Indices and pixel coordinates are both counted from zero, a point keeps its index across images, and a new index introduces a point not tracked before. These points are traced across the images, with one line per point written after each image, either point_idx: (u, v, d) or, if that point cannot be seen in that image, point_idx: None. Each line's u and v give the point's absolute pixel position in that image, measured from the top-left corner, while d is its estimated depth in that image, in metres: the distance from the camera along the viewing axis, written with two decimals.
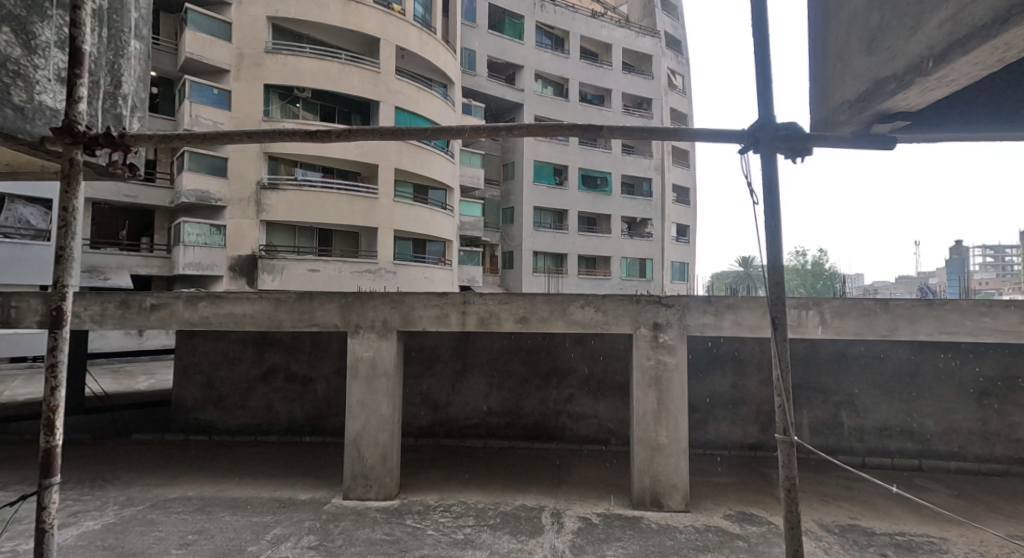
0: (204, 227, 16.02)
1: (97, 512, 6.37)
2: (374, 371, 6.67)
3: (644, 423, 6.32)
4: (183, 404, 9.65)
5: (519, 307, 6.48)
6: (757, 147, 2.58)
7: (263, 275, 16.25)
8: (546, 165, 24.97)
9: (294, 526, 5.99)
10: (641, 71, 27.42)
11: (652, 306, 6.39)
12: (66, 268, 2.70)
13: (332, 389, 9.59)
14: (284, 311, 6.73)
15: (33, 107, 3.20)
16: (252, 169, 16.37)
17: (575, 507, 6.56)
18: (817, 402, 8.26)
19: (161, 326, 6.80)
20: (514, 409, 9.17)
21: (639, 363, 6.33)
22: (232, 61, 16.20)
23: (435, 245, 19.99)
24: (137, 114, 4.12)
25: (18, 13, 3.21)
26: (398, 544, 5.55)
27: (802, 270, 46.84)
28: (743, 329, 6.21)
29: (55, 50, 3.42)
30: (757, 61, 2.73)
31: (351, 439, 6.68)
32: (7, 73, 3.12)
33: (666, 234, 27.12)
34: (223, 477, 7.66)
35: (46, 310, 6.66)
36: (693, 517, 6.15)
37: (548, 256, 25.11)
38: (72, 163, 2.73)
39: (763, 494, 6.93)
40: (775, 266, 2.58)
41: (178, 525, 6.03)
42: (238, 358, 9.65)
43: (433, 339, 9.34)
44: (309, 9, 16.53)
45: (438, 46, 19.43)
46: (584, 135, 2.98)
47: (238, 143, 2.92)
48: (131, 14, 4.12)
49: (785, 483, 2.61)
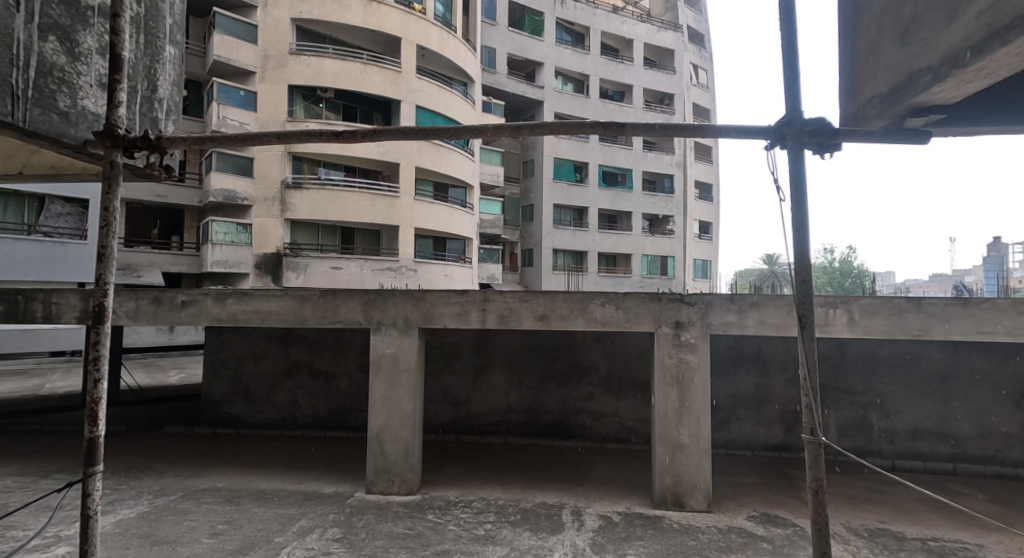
0: (231, 226, 16.39)
1: (133, 501, 6.61)
2: (396, 367, 6.77)
3: (666, 422, 6.29)
4: (212, 398, 9.94)
5: (540, 305, 6.51)
6: (783, 143, 2.54)
7: (288, 273, 16.64)
8: (565, 163, 24.89)
9: (319, 519, 6.14)
10: (662, 66, 27.13)
11: (674, 304, 6.36)
12: (106, 266, 2.80)
13: (355, 384, 9.76)
14: (307, 308, 6.87)
15: (76, 112, 3.33)
16: (276, 169, 16.71)
17: (596, 505, 6.57)
18: (845, 403, 8.12)
19: (191, 322, 7.01)
20: (534, 406, 9.21)
21: (661, 361, 6.31)
22: (258, 63, 16.54)
23: (455, 243, 20.11)
24: (172, 117, 4.26)
25: (63, 23, 3.34)
26: (420, 539, 5.64)
27: (829, 268, 45.90)
28: (767, 328, 6.14)
29: (97, 57, 3.52)
30: (785, 52, 2.66)
31: (374, 434, 6.79)
32: (52, 79, 3.24)
33: (688, 231, 26.80)
34: (251, 470, 7.85)
35: (85, 306, 6.92)
36: (715, 517, 6.12)
37: (568, 254, 25.05)
38: (113, 166, 2.82)
39: (787, 495, 6.84)
40: (803, 263, 2.52)
41: (209, 515, 6.23)
42: (264, 353, 9.88)
43: (453, 336, 9.45)
44: (331, 10, 16.76)
45: (458, 45, 19.51)
46: (607, 133, 2.97)
47: (269, 145, 2.99)
48: (166, 21, 4.25)
49: (813, 485, 2.53)
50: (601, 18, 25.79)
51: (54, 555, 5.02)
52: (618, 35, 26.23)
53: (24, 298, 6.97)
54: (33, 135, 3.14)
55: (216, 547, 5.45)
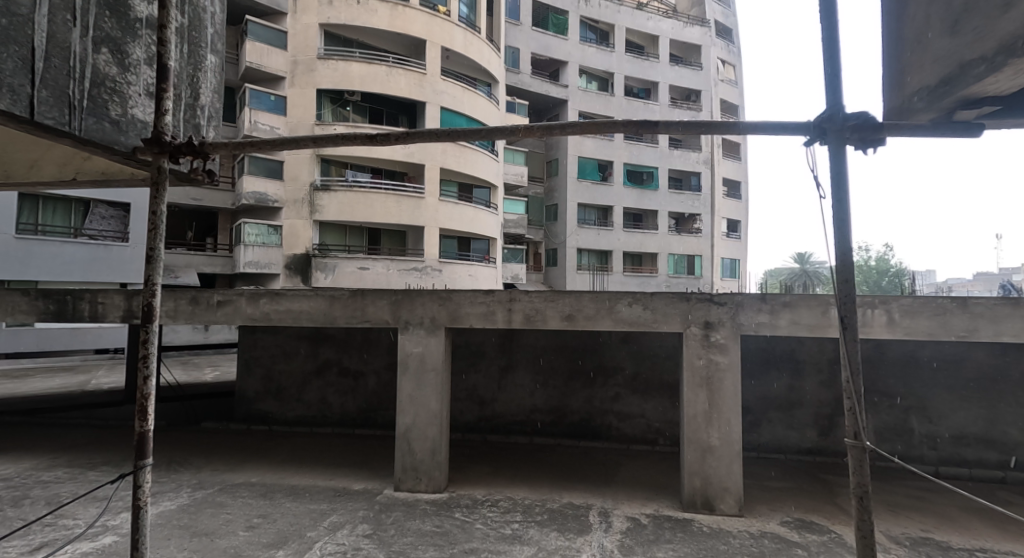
0: (263, 227, 16.83)
1: (173, 493, 6.87)
2: (423, 366, 6.85)
3: (695, 423, 6.22)
4: (245, 396, 10.23)
5: (566, 305, 6.51)
6: (823, 139, 2.46)
7: (317, 273, 16.99)
8: (590, 162, 24.80)
9: (350, 515, 6.27)
10: (689, 62, 26.76)
11: (702, 304, 6.28)
12: (154, 267, 2.89)
13: (382, 382, 9.91)
14: (337, 307, 7.02)
15: (126, 121, 3.38)
16: (305, 171, 17.12)
17: (623, 506, 6.54)
18: (884, 406, 7.89)
19: (226, 321, 7.24)
20: (560, 406, 9.21)
21: (689, 362, 6.24)
22: (287, 68, 16.93)
23: (480, 243, 20.25)
24: (213, 123, 4.41)
25: (114, 35, 3.36)
26: (447, 536, 5.70)
27: (865, 267, 44.66)
28: (801, 328, 6.00)
29: (145, 67, 3.55)
30: (825, 45, 2.56)
31: (402, 432, 6.90)
32: (105, 89, 3.26)
33: (716, 230, 26.35)
34: (284, 466, 8.05)
35: (128, 305, 7.21)
36: (746, 522, 6.02)
37: (592, 253, 24.92)
38: (160, 171, 2.90)
39: (822, 501, 6.68)
40: (845, 263, 2.43)
41: (244, 508, 6.43)
42: (295, 352, 10.13)
43: (479, 336, 9.52)
44: (358, 15, 17.07)
45: (482, 46, 19.61)
46: (636, 132, 2.87)
47: (305, 148, 2.97)
48: (208, 30, 4.36)
49: (856, 490, 2.43)
50: (626, 15, 25.61)
51: (101, 544, 5.24)
52: (643, 31, 26.00)
53: (73, 298, 7.28)
54: (87, 144, 3.17)
55: (251, 540, 5.62)
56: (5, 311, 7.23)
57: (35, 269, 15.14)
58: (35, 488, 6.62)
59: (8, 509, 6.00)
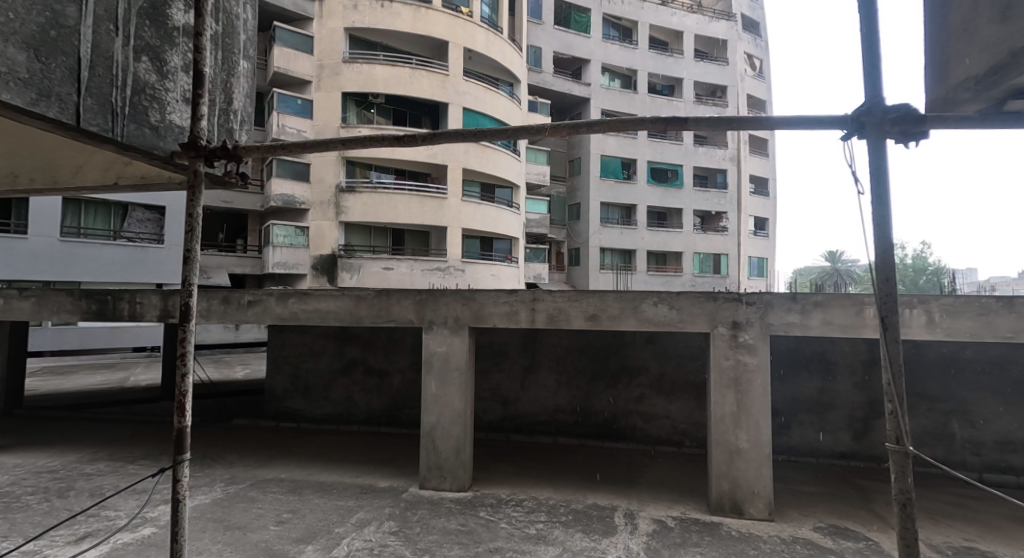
0: (291, 229, 17.19)
1: (208, 487, 7.06)
2: (447, 366, 6.90)
3: (723, 425, 6.11)
4: (274, 393, 10.45)
5: (590, 305, 6.47)
6: (861, 132, 2.38)
7: (342, 274, 17.27)
8: (613, 160, 24.62)
9: (376, 512, 6.35)
10: (714, 58, 26.33)
11: (730, 304, 6.18)
12: (191, 268, 2.91)
13: (407, 381, 10.01)
14: (363, 307, 7.11)
15: (165, 126, 3.18)
16: (330, 173, 17.41)
17: (649, 509, 6.48)
18: (922, 410, 7.65)
19: (256, 320, 7.40)
20: (583, 407, 9.17)
21: (717, 363, 6.15)
22: (314, 72, 17.24)
23: (502, 243, 20.30)
24: (245, 127, 4.35)
25: (152, 43, 3.19)
26: (472, 535, 5.73)
27: (903, 266, 43.29)
28: (834, 329, 5.85)
29: (182, 74, 3.36)
30: (864, 35, 2.47)
31: (427, 431, 6.96)
32: (144, 95, 3.10)
33: (743, 228, 25.86)
34: (312, 463, 8.19)
35: (163, 305, 7.43)
36: (777, 527, 5.89)
37: (615, 253, 24.73)
38: (196, 175, 2.98)
39: (857, 507, 6.49)
40: (885, 261, 2.37)
41: (275, 503, 6.57)
42: (322, 351, 10.33)
43: (502, 335, 9.55)
44: (382, 18, 17.27)
45: (504, 46, 19.63)
46: (665, 128, 2.78)
47: (333, 150, 2.96)
48: (240, 36, 4.31)
49: (899, 498, 2.35)
50: (650, 12, 25.35)
51: (141, 535, 5.42)
52: (667, 28, 25.70)
53: (113, 298, 7.54)
54: (129, 150, 3.01)
55: (282, 535, 5.74)
56: (50, 310, 7.54)
57: (77, 270, 15.75)
58: (79, 480, 6.89)
59: (54, 499, 6.26)
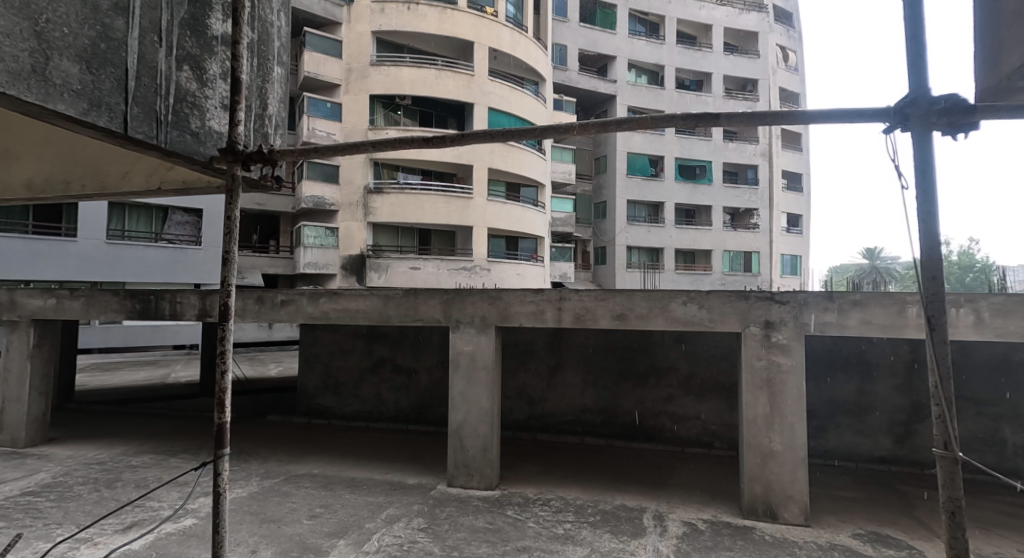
0: (321, 230, 17.56)
1: (244, 481, 7.28)
2: (474, 364, 6.95)
3: (755, 427, 5.99)
4: (306, 391, 10.70)
5: (617, 304, 6.42)
6: (905, 125, 2.29)
7: (371, 273, 17.54)
8: (640, 157, 24.38)
9: (405, 508, 6.44)
10: (744, 51, 25.75)
11: (763, 304, 6.05)
12: (229, 269, 2.96)
13: (434, 380, 10.11)
14: (391, 306, 7.21)
15: (205, 132, 3.28)
16: (359, 175, 17.69)
17: (678, 511, 6.39)
18: (970, 414, 7.35)
19: (289, 319, 7.60)
20: (611, 407, 9.11)
21: (749, 363, 6.03)
22: (342, 76, 17.55)
23: (528, 242, 20.32)
24: (279, 131, 4.44)
25: (193, 52, 3.29)
26: (500, 533, 5.76)
27: (949, 264, 41.51)
28: (873, 328, 5.66)
29: (220, 82, 3.45)
30: (908, 24, 2.38)
31: (454, 429, 7.02)
32: (184, 102, 3.20)
33: (776, 225, 25.22)
34: (343, 459, 8.35)
35: (202, 305, 7.68)
36: (813, 532, 5.74)
37: (642, 251, 24.45)
38: (234, 179, 3.07)
39: (899, 514, 6.28)
40: (932, 259, 2.27)
41: (307, 498, 6.73)
42: (351, 349, 10.54)
43: (528, 334, 9.56)
44: (408, 20, 17.47)
45: (529, 45, 19.60)
46: (697, 125, 2.70)
47: (364, 153, 2.98)
48: (274, 43, 4.40)
49: (947, 506, 2.27)
50: (677, 6, 24.96)
51: (182, 525, 5.62)
52: (695, 21, 25.27)
53: (155, 298, 7.83)
54: (171, 156, 3.12)
55: (315, 529, 5.87)
56: (98, 309, 7.89)
57: (122, 271, 16.41)
58: (125, 472, 7.20)
59: (103, 489, 6.56)
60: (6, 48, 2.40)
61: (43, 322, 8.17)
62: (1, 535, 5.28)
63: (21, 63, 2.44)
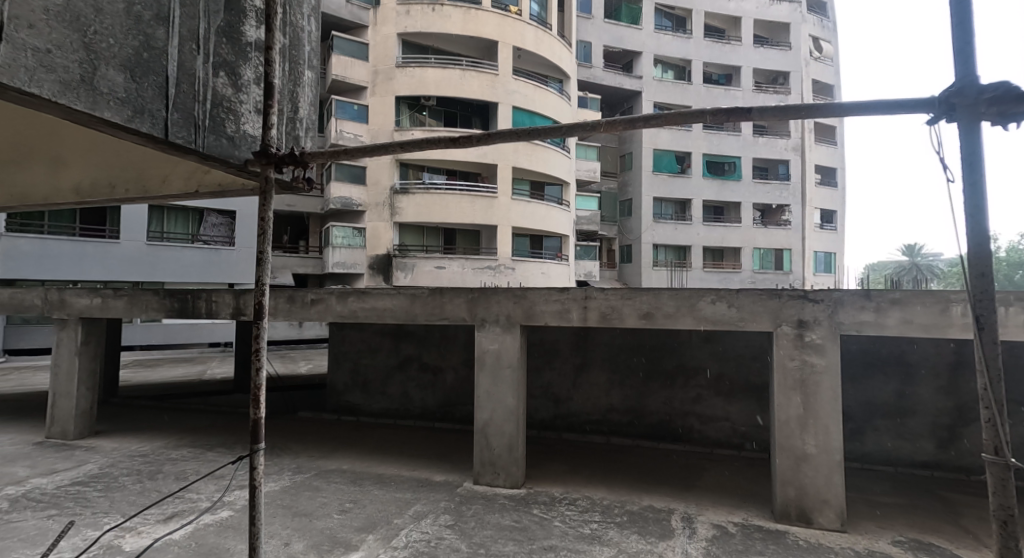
0: (348, 230, 17.84)
1: (277, 475, 7.47)
2: (499, 363, 6.97)
3: (788, 429, 5.86)
4: (335, 388, 10.91)
5: (643, 303, 6.36)
6: (951, 116, 2.20)
7: (397, 272, 17.78)
8: (666, 154, 24.13)
9: (432, 505, 6.51)
10: (775, 43, 25.13)
11: (795, 303, 5.91)
12: (264, 269, 3.01)
13: (459, 378, 10.17)
14: (418, 305, 7.28)
15: (240, 136, 3.37)
16: (385, 175, 17.91)
17: (708, 513, 6.30)
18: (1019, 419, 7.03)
19: (318, 317, 7.75)
20: (637, 407, 9.03)
21: (781, 364, 5.90)
22: (369, 78, 17.79)
23: (553, 241, 20.29)
24: (310, 134, 4.51)
25: (228, 59, 3.38)
26: (527, 532, 5.76)
27: (996, 262, 39.69)
28: (914, 328, 5.46)
29: (254, 86, 3.53)
30: (955, 11, 2.28)
31: (480, 428, 7.06)
32: (219, 107, 3.29)
33: (808, 222, 24.55)
34: (371, 455, 8.48)
35: (236, 303, 7.87)
36: (849, 538, 5.58)
37: (669, 249, 24.12)
38: (268, 181, 3.15)
39: (941, 521, 6.06)
40: (981, 255, 2.17)
41: (337, 493, 6.85)
42: (379, 347, 10.70)
43: (553, 333, 9.54)
44: (433, 22, 17.61)
45: (553, 42, 19.53)
46: (729, 119, 2.63)
47: (392, 154, 3.00)
48: (305, 47, 4.47)
49: (999, 514, 2.19)
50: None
51: (220, 517, 5.80)
52: (724, 14, 24.77)
53: (192, 298, 8.06)
54: (208, 159, 3.21)
55: (345, 523, 5.98)
56: (140, 308, 8.20)
57: (161, 271, 16.98)
58: (166, 464, 7.47)
59: (146, 480, 6.81)
60: (58, 58, 2.50)
61: (90, 320, 8.53)
62: (54, 523, 5.55)
63: (71, 73, 2.55)
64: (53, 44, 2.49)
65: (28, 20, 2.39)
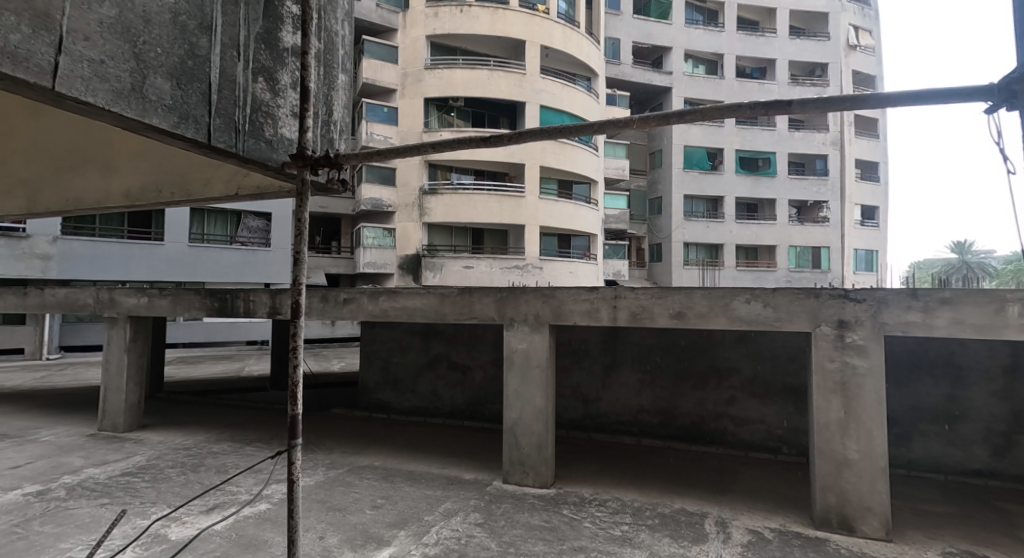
0: (379, 231, 18.10)
1: (312, 470, 7.64)
2: (528, 363, 6.96)
3: (827, 433, 5.66)
4: (367, 386, 11.09)
5: (675, 302, 6.26)
6: (1012, 103, 2.08)
7: (427, 272, 18.00)
8: (696, 151, 23.74)
9: (462, 503, 6.55)
10: (812, 34, 24.37)
11: (835, 302, 5.72)
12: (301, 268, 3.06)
13: (488, 377, 10.20)
14: (447, 304, 7.33)
15: (277, 139, 3.46)
16: (414, 176, 18.11)
17: (743, 518, 6.16)
18: None
19: (351, 316, 7.89)
20: (669, 408, 8.90)
21: (819, 366, 5.72)
22: (398, 80, 18.01)
23: (581, 240, 20.19)
24: (344, 136, 4.59)
25: (266, 64, 3.46)
26: (557, 532, 5.74)
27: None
28: (964, 329, 5.22)
29: (290, 91, 3.62)
30: None
31: (509, 427, 7.06)
32: (257, 111, 3.37)
33: (848, 218, 23.73)
34: (402, 453, 8.58)
35: (272, 303, 8.05)
36: (894, 548, 5.37)
37: (700, 248, 23.67)
38: (304, 183, 3.22)
39: (994, 533, 5.78)
40: None
41: (370, 489, 6.96)
42: (409, 346, 10.82)
43: (582, 333, 9.47)
44: (460, 23, 17.72)
45: (582, 40, 19.39)
46: (771, 113, 2.54)
47: (424, 154, 3.01)
48: (339, 51, 4.55)
49: None
50: None
51: (258, 509, 5.97)
52: (757, 6, 24.15)
53: (231, 297, 8.30)
54: (247, 162, 3.31)
55: (377, 519, 6.07)
56: (183, 307, 8.51)
57: (201, 272, 17.59)
58: (207, 457, 7.72)
59: (189, 473, 7.06)
60: (111, 69, 2.61)
61: (138, 319, 8.89)
62: (106, 511, 5.81)
63: (122, 82, 2.65)
64: (106, 55, 2.59)
65: (84, 32, 2.49)
